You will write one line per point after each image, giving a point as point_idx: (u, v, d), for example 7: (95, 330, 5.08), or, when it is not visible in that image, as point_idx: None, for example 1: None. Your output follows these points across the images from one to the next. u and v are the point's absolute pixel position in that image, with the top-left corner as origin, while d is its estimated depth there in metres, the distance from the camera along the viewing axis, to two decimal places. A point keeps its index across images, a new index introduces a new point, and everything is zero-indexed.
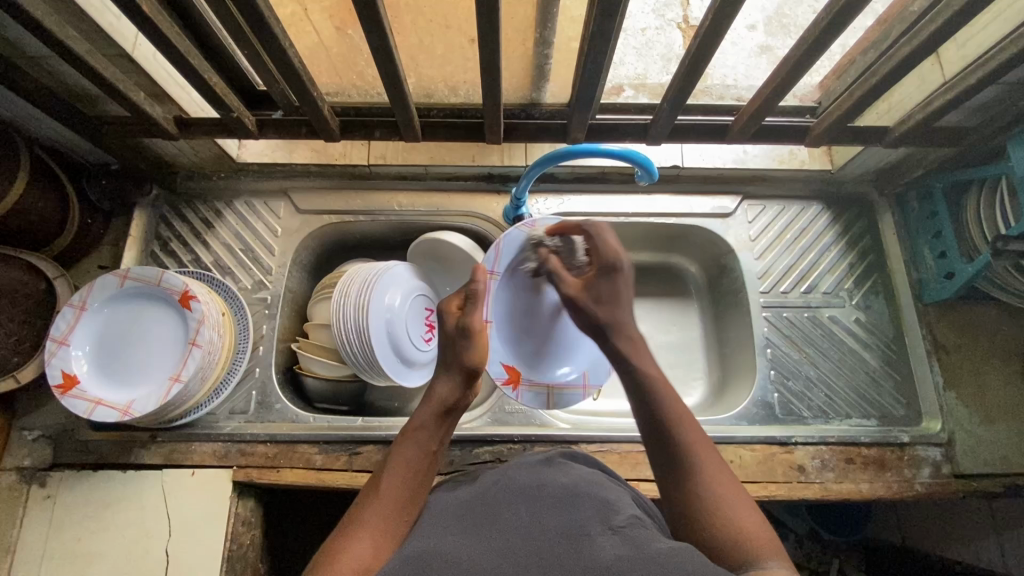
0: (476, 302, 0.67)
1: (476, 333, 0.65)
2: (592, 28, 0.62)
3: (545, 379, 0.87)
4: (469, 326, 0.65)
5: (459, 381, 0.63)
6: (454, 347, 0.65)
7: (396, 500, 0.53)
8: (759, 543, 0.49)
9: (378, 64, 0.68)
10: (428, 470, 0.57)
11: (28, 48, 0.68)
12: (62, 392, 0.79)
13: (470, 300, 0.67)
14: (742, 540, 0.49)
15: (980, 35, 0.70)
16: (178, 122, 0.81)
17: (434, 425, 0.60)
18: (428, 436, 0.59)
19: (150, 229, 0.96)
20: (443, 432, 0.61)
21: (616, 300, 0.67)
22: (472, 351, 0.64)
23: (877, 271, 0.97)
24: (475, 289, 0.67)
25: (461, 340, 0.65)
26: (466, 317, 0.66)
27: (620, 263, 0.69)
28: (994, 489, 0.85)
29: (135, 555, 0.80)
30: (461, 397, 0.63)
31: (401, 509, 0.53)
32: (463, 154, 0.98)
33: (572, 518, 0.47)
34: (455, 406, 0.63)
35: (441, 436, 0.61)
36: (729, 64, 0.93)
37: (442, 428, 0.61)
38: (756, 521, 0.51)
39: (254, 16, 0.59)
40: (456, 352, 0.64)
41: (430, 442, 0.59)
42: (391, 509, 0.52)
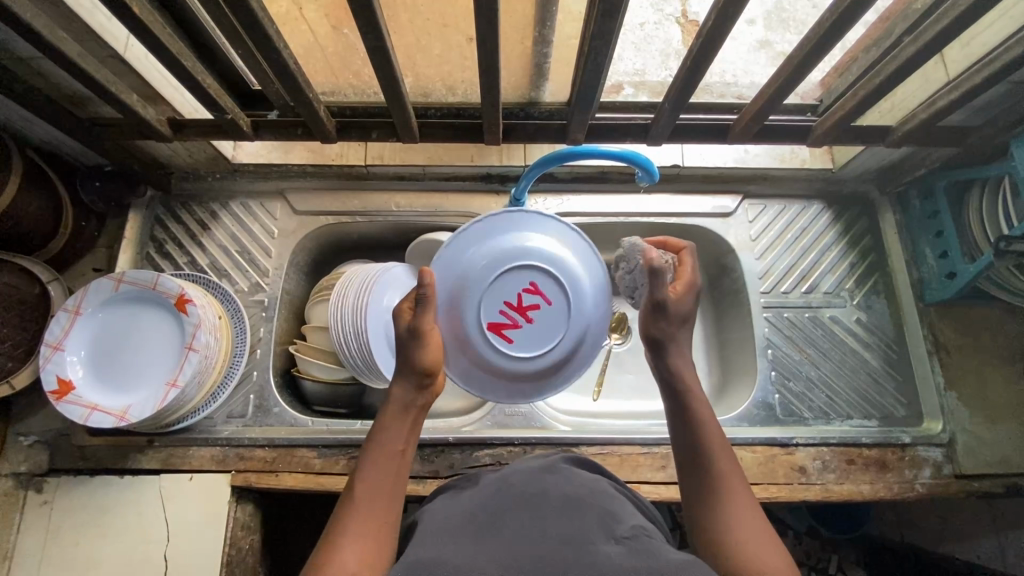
0: (428, 304, 0.61)
1: (428, 333, 0.61)
2: (593, 28, 0.61)
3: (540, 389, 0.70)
4: (419, 328, 0.60)
5: (414, 381, 0.60)
6: (404, 348, 0.61)
7: (373, 511, 0.52)
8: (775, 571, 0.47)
9: (375, 65, 0.67)
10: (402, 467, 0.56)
11: (17, 50, 0.66)
12: (57, 398, 0.78)
13: (421, 303, 0.61)
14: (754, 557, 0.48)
15: (987, 34, 0.69)
16: (171, 124, 0.80)
17: (400, 423, 0.58)
18: (394, 433, 0.57)
19: (145, 231, 0.95)
20: (410, 428, 0.59)
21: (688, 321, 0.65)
22: (422, 352, 0.60)
23: (878, 271, 0.97)
24: (423, 292, 0.60)
25: (412, 341, 0.61)
26: (417, 318, 0.61)
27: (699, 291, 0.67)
28: (994, 489, 0.85)
29: (133, 560, 0.80)
30: (417, 396, 0.60)
31: (379, 517, 0.52)
32: (461, 154, 0.97)
33: (576, 529, 0.46)
34: (416, 403, 0.60)
35: (410, 432, 0.59)
36: (729, 60, 0.92)
37: (409, 424, 0.59)
38: (772, 540, 0.50)
39: (247, 17, 0.58)
40: (405, 353, 0.61)
41: (397, 442, 0.57)
42: (372, 519, 0.51)
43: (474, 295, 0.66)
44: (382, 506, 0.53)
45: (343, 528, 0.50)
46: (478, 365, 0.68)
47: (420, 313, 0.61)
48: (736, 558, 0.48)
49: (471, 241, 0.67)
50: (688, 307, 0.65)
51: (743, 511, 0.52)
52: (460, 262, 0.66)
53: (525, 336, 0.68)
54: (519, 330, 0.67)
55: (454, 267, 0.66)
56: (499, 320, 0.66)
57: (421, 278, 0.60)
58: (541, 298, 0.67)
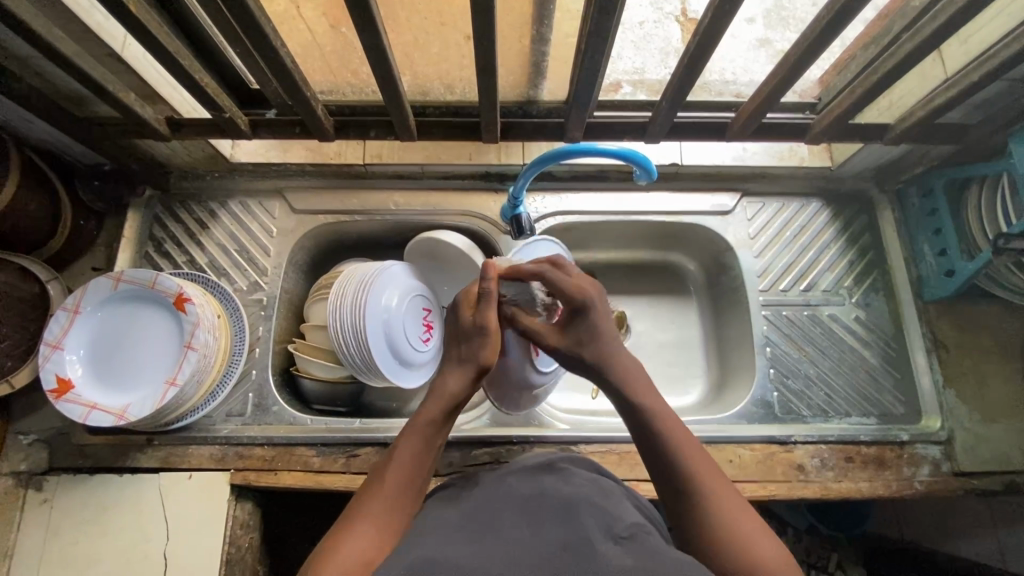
0: (491, 301, 0.67)
1: (490, 331, 0.65)
2: (590, 25, 0.61)
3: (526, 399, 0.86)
4: (484, 324, 0.65)
5: (469, 377, 0.64)
6: (468, 343, 0.66)
7: (398, 497, 0.55)
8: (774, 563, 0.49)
9: (373, 64, 0.67)
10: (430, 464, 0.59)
11: (15, 49, 0.66)
12: (56, 396, 0.78)
13: (483, 299, 0.67)
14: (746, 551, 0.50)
15: (986, 31, 0.69)
16: (170, 122, 0.80)
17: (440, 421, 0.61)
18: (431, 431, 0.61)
19: (144, 230, 0.95)
20: (445, 430, 0.62)
21: (597, 336, 0.68)
22: (483, 349, 0.65)
23: (877, 269, 0.97)
24: (487, 290, 0.66)
25: (477, 336, 0.66)
26: (482, 314, 0.66)
27: (591, 299, 0.68)
28: (993, 486, 0.85)
29: (133, 558, 0.80)
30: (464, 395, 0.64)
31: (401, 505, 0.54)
32: (459, 152, 0.97)
33: (574, 527, 0.47)
34: (460, 404, 0.63)
35: (443, 433, 0.62)
36: (728, 58, 0.92)
37: (446, 424, 0.62)
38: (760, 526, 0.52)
39: (244, 15, 0.58)
40: (469, 347, 0.66)
41: (430, 441, 0.60)
42: (395, 504, 0.54)
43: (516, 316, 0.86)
44: (401, 498, 0.55)
45: (361, 513, 0.52)
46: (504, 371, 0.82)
47: (483, 308, 0.66)
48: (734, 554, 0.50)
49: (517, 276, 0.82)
50: (569, 329, 0.69)
51: (727, 509, 0.53)
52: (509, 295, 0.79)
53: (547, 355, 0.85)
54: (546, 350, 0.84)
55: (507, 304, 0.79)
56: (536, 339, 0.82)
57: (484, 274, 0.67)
58: None
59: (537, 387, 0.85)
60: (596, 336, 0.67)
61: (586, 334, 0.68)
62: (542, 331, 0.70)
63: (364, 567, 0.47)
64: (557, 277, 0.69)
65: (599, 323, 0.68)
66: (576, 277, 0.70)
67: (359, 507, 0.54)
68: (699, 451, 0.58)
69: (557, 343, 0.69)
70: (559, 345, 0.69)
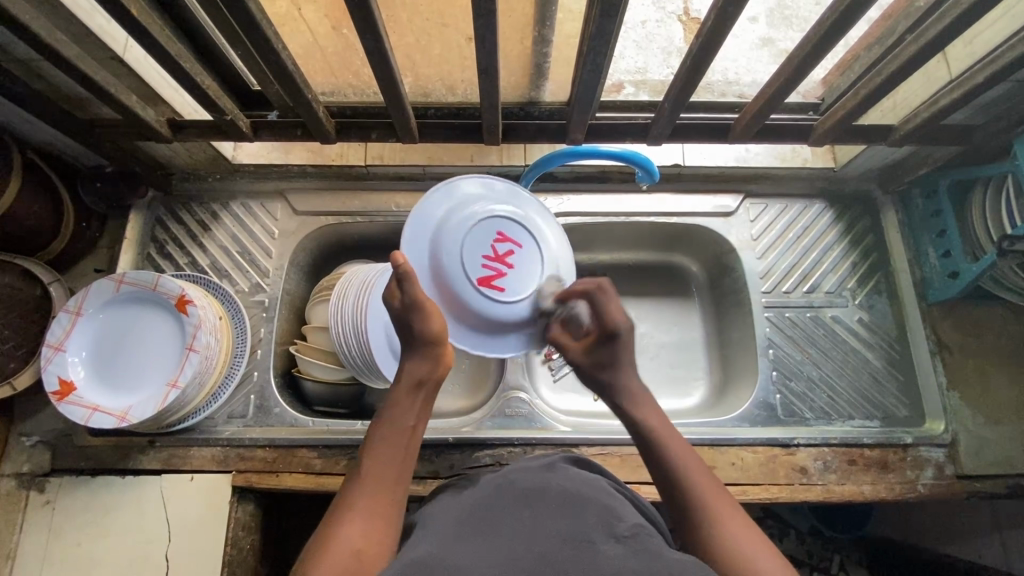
0: (412, 277, 0.60)
1: (423, 302, 0.60)
2: (592, 28, 0.60)
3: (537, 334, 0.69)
4: (416, 301, 0.60)
5: (427, 354, 0.62)
6: (408, 323, 0.61)
7: (386, 482, 0.54)
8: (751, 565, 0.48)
9: (374, 66, 0.67)
10: (411, 444, 0.58)
11: (17, 51, 0.66)
12: (59, 398, 0.78)
13: (405, 280, 0.60)
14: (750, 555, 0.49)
15: (991, 32, 0.69)
16: (171, 125, 0.80)
17: (410, 400, 0.60)
18: (405, 411, 0.60)
19: (146, 232, 0.95)
20: (420, 406, 0.61)
21: (619, 364, 0.66)
22: (426, 321, 0.61)
23: (881, 270, 0.96)
24: (402, 269, 0.59)
25: (415, 313, 0.61)
26: (408, 293, 0.60)
27: (624, 331, 0.65)
28: (996, 489, 0.85)
29: (134, 560, 0.80)
30: (429, 370, 0.62)
31: (389, 493, 0.54)
32: (461, 154, 0.97)
33: (575, 527, 0.46)
34: (426, 379, 0.62)
35: (419, 411, 0.61)
36: (731, 58, 0.91)
37: (418, 402, 0.61)
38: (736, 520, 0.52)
39: (245, 18, 0.58)
40: (410, 325, 0.61)
41: (410, 418, 0.59)
42: (382, 493, 0.54)
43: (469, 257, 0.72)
44: (391, 481, 0.55)
45: (355, 504, 0.52)
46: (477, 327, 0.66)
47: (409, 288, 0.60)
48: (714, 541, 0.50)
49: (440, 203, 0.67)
50: (604, 354, 0.66)
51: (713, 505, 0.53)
52: (424, 231, 0.66)
53: (514, 282, 0.67)
54: (506, 278, 0.66)
55: (418, 244, 0.65)
56: (481, 274, 0.65)
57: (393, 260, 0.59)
58: (512, 242, 0.67)
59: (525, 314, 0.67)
60: (616, 365, 0.66)
61: (610, 362, 0.66)
62: (571, 349, 0.68)
63: (356, 559, 0.47)
64: (602, 306, 0.65)
65: (627, 353, 0.66)
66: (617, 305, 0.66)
67: (347, 502, 0.53)
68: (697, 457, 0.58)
69: (579, 361, 0.67)
70: (580, 362, 0.67)
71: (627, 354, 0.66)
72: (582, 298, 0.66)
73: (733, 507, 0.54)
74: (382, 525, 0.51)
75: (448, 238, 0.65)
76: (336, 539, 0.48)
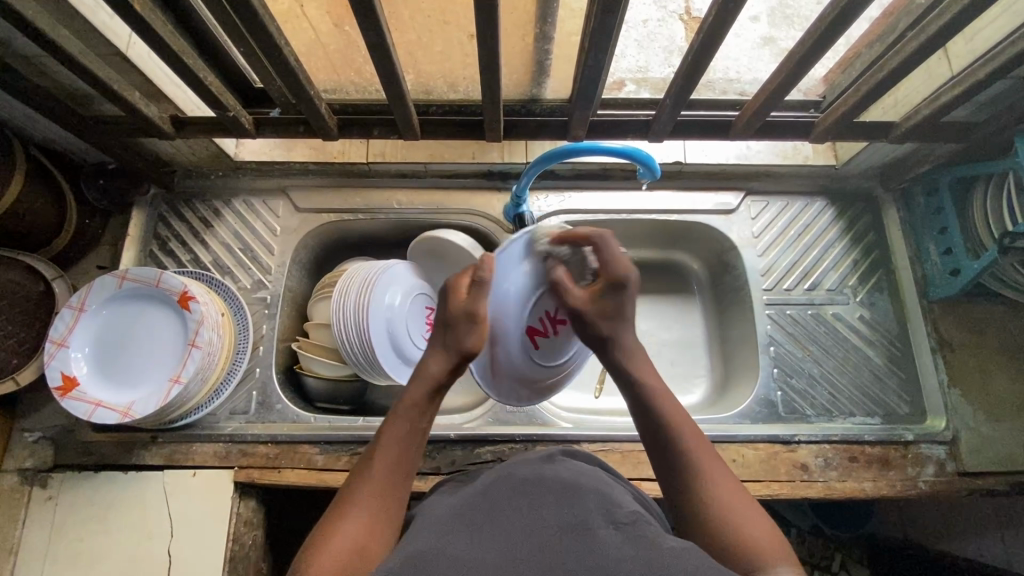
0: (485, 288, 0.62)
1: (479, 316, 0.62)
2: (593, 24, 0.61)
3: (525, 396, 0.73)
4: (476, 311, 0.62)
5: (452, 361, 0.62)
6: (455, 330, 0.63)
7: (391, 481, 0.55)
8: (748, 542, 0.50)
9: (376, 62, 0.67)
10: (419, 447, 0.58)
11: (20, 47, 0.67)
12: (62, 394, 0.78)
13: (479, 285, 0.62)
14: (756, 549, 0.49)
15: (991, 29, 0.69)
16: (174, 121, 0.80)
17: (426, 403, 0.60)
18: (417, 412, 0.59)
19: (148, 228, 0.96)
20: (433, 410, 0.61)
21: (622, 315, 0.65)
22: (471, 336, 0.62)
23: (882, 268, 0.96)
24: (485, 274, 0.62)
25: (466, 323, 0.62)
26: (472, 302, 0.62)
27: (633, 279, 0.65)
28: (998, 486, 0.85)
29: (137, 555, 0.80)
30: (449, 376, 0.62)
31: (393, 491, 0.54)
32: (462, 151, 0.97)
33: (573, 514, 0.47)
34: (443, 385, 0.62)
35: (431, 414, 0.61)
36: (732, 56, 0.91)
37: (432, 406, 0.61)
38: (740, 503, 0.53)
39: (248, 14, 0.58)
40: (456, 334, 0.62)
41: (419, 419, 0.59)
42: (385, 490, 0.54)
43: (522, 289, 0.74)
44: (396, 480, 0.55)
45: (357, 499, 0.53)
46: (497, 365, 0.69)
47: (476, 298, 0.62)
48: (714, 523, 0.52)
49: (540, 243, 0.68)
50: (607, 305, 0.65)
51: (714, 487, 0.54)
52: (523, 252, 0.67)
53: (545, 347, 0.72)
54: (546, 338, 0.71)
55: (513, 269, 0.66)
56: (534, 326, 0.69)
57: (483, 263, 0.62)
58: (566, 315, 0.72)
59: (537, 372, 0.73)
60: (620, 316, 0.65)
61: (618, 308, 0.64)
62: (574, 293, 0.66)
63: (355, 559, 0.48)
64: (610, 247, 0.64)
65: (631, 304, 0.65)
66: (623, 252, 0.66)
67: (350, 495, 0.53)
68: (698, 436, 0.58)
69: (582, 308, 0.65)
70: (583, 309, 0.65)
71: (630, 306, 0.66)
72: (590, 240, 0.65)
73: (735, 488, 0.54)
74: (382, 528, 0.51)
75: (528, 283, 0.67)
76: (336, 534, 0.49)
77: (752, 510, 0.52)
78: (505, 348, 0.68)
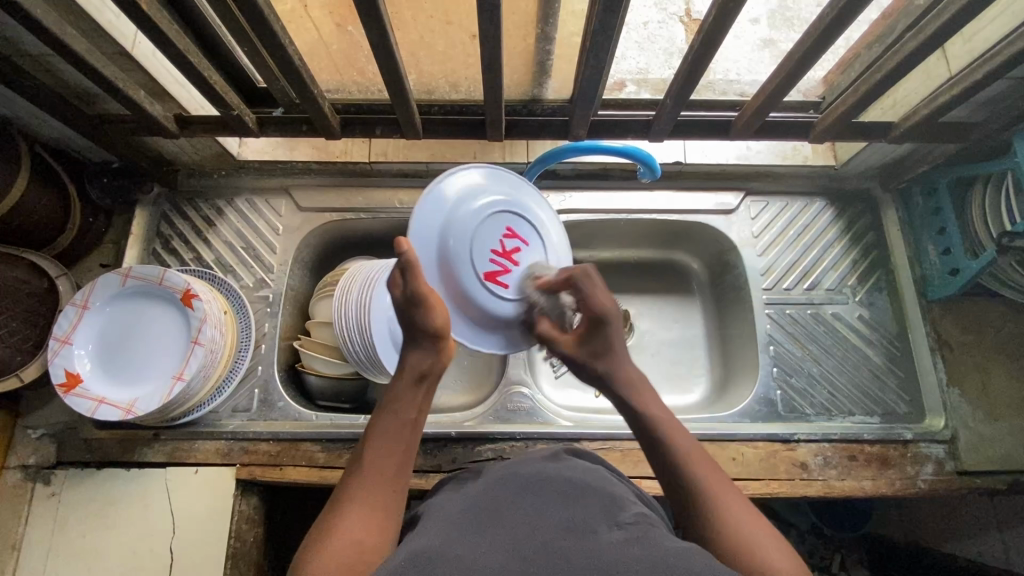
0: (415, 270, 0.60)
1: (426, 297, 0.60)
2: (595, 23, 0.61)
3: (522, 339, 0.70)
4: (417, 294, 0.60)
5: (433, 348, 0.63)
6: (411, 317, 0.61)
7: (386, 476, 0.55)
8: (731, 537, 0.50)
9: (379, 62, 0.68)
10: (410, 439, 0.59)
11: (28, 46, 0.67)
12: (65, 390, 0.79)
13: (407, 271, 0.59)
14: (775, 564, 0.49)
15: (988, 29, 0.69)
16: (178, 120, 0.81)
17: (414, 393, 0.61)
18: (406, 405, 0.60)
19: (152, 226, 0.96)
20: (422, 399, 0.62)
21: (614, 352, 0.67)
22: (431, 317, 0.61)
23: (881, 268, 0.97)
24: (405, 261, 0.59)
25: (417, 309, 0.60)
26: (409, 288, 0.59)
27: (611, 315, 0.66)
28: (996, 486, 0.85)
29: (138, 552, 0.81)
30: (435, 362, 0.63)
31: (391, 485, 0.54)
32: (463, 151, 0.98)
33: (578, 516, 0.47)
34: (428, 374, 0.62)
35: (420, 403, 0.61)
36: (732, 59, 0.91)
37: (420, 396, 0.61)
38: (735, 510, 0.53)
39: (253, 13, 0.59)
40: (415, 323, 0.61)
41: (411, 412, 0.60)
42: (383, 486, 0.54)
43: (464, 248, 0.65)
44: (392, 474, 0.55)
45: (356, 497, 0.53)
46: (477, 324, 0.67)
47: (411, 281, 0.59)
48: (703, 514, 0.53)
49: (442, 203, 0.66)
50: (597, 344, 0.67)
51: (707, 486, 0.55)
52: (433, 222, 0.65)
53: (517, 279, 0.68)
54: (511, 275, 0.68)
55: (428, 232, 0.64)
56: (489, 270, 0.66)
57: (398, 247, 0.59)
58: (518, 238, 0.69)
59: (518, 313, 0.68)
60: (609, 351, 0.67)
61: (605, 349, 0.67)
62: (562, 338, 0.68)
63: (358, 554, 0.47)
64: (590, 289, 0.65)
65: (618, 337, 0.67)
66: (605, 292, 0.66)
67: (349, 492, 0.53)
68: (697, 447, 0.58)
69: (570, 350, 0.68)
70: (573, 356, 0.68)
71: (619, 340, 0.68)
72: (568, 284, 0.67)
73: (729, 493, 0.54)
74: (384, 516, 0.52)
75: (457, 240, 0.65)
76: (338, 531, 0.49)
77: (758, 520, 0.52)
78: (473, 309, 0.66)
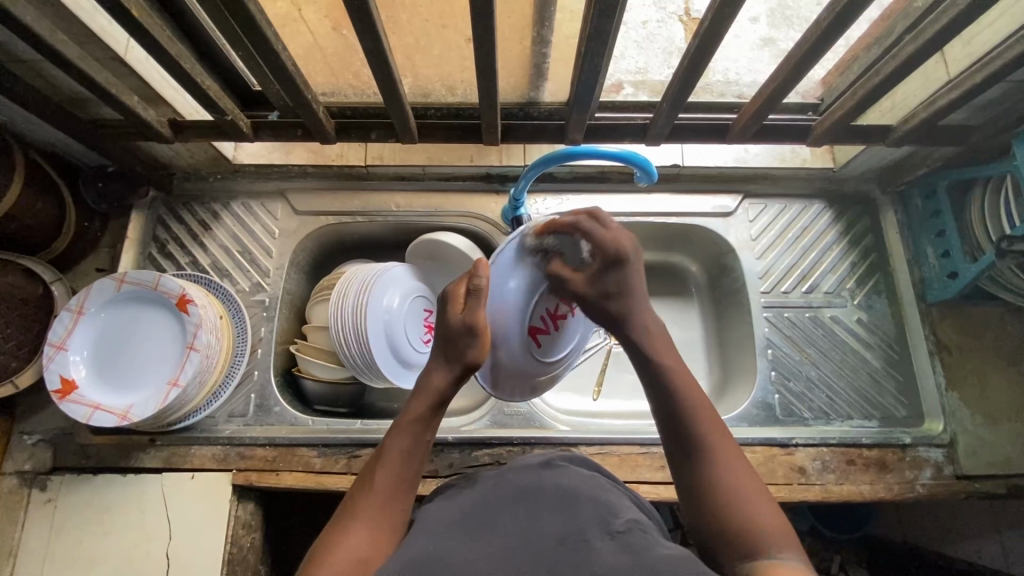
0: (480, 297, 0.63)
1: (479, 327, 0.62)
2: (589, 28, 0.61)
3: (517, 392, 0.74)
4: (473, 323, 0.62)
5: (455, 373, 0.63)
6: (456, 342, 0.63)
7: (391, 495, 0.55)
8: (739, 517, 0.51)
9: (373, 67, 0.67)
10: (420, 461, 0.58)
11: (20, 52, 0.67)
12: (61, 397, 0.78)
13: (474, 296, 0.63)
14: (782, 547, 0.49)
15: (987, 32, 0.69)
16: (172, 125, 0.80)
17: (428, 416, 0.60)
18: (420, 428, 0.59)
19: (147, 231, 0.96)
20: (436, 423, 0.61)
21: (630, 292, 0.64)
22: (473, 347, 0.62)
23: (880, 270, 0.96)
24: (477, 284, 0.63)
25: (465, 336, 0.62)
26: (469, 312, 0.62)
27: (630, 254, 0.64)
28: (995, 490, 0.85)
29: (135, 557, 0.81)
30: (451, 390, 0.63)
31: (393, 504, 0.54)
32: (460, 154, 0.97)
33: (571, 524, 0.46)
34: (447, 399, 0.62)
35: (434, 427, 0.61)
36: (731, 58, 0.91)
37: (435, 418, 0.61)
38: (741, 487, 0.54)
39: (247, 20, 0.59)
40: (456, 347, 0.63)
41: (424, 434, 0.59)
42: (388, 504, 0.54)
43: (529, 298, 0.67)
44: (397, 495, 0.55)
45: (358, 514, 0.53)
46: (501, 362, 0.70)
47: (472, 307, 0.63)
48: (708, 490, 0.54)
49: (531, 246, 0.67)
50: (614, 284, 0.63)
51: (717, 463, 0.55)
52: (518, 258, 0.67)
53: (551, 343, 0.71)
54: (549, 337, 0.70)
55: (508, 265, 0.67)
56: (537, 325, 0.69)
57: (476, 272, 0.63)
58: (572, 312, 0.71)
59: (542, 370, 0.73)
60: (629, 293, 0.64)
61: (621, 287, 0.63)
62: (575, 280, 0.64)
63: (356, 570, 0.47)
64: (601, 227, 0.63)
65: (635, 279, 0.64)
66: (615, 231, 0.64)
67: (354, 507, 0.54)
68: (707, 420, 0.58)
69: (585, 294, 0.64)
70: (587, 293, 0.64)
71: (637, 283, 0.64)
72: (576, 228, 0.64)
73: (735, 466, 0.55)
74: (386, 536, 0.52)
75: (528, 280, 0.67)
76: (338, 547, 0.49)
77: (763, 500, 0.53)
78: (504, 351, 0.69)
